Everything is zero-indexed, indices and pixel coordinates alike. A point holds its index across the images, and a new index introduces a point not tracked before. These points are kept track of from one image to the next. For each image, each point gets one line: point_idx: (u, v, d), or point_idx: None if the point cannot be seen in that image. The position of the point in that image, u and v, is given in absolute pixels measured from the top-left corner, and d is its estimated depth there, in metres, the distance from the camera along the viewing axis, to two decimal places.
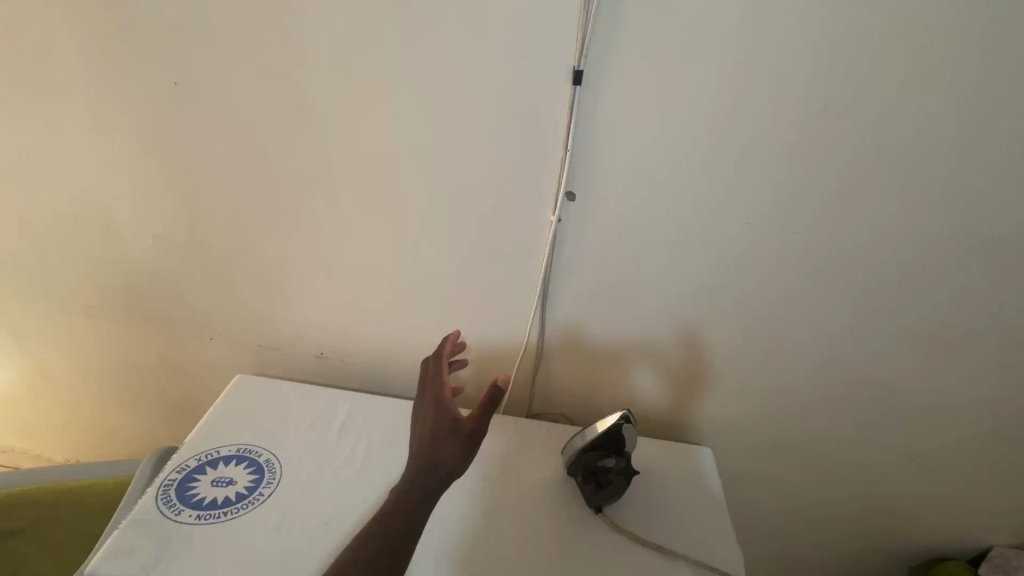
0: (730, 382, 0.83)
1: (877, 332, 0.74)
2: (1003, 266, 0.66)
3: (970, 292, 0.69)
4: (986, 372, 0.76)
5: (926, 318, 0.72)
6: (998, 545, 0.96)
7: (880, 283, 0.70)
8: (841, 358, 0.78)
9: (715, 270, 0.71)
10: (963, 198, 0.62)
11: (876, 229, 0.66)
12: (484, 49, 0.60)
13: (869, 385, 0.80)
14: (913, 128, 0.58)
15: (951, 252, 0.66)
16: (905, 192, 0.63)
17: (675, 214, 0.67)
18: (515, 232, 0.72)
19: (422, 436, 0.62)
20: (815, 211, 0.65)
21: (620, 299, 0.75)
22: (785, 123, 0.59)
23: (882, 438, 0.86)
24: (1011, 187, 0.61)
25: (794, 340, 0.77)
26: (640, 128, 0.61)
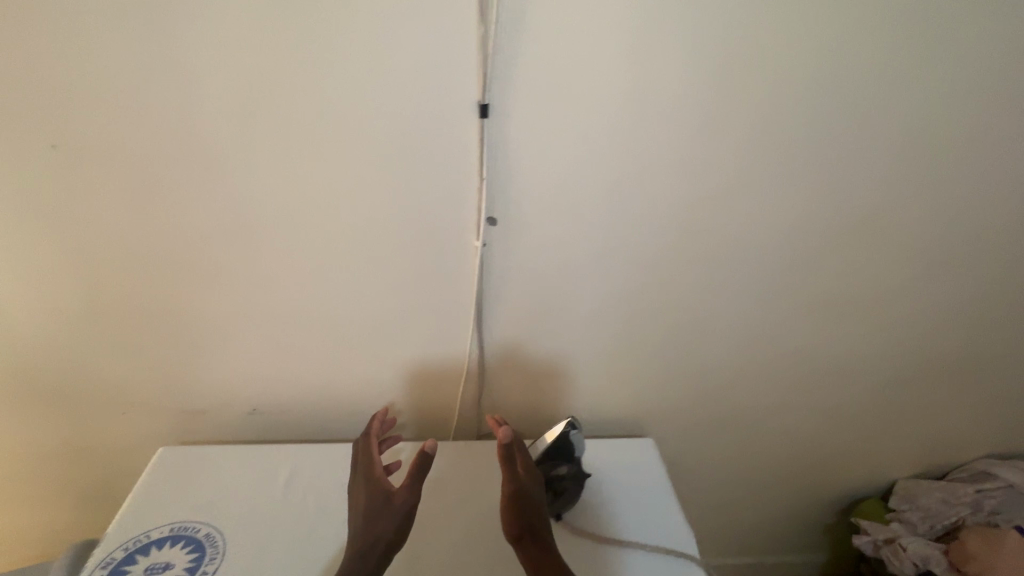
0: (663, 375, 0.88)
1: (779, 309, 0.83)
2: (870, 238, 0.77)
3: (849, 264, 0.80)
4: (869, 331, 0.88)
5: (816, 291, 0.82)
6: (901, 479, 1.10)
7: (778, 266, 0.78)
8: (755, 338, 0.86)
9: (637, 274, 0.76)
10: (834, 184, 0.72)
11: (764, 220, 0.74)
12: (390, 90, 0.61)
13: (779, 357, 0.89)
14: (779, 131, 0.67)
15: (830, 232, 0.76)
16: (787, 184, 0.71)
17: (594, 228, 0.71)
18: (442, 262, 0.72)
19: (359, 514, 0.64)
20: (712, 210, 0.72)
21: (552, 313, 0.78)
22: (674, 135, 0.66)
23: (797, 402, 0.96)
24: (868, 171, 0.71)
25: (713, 329, 0.84)
26: (548, 153, 0.65)
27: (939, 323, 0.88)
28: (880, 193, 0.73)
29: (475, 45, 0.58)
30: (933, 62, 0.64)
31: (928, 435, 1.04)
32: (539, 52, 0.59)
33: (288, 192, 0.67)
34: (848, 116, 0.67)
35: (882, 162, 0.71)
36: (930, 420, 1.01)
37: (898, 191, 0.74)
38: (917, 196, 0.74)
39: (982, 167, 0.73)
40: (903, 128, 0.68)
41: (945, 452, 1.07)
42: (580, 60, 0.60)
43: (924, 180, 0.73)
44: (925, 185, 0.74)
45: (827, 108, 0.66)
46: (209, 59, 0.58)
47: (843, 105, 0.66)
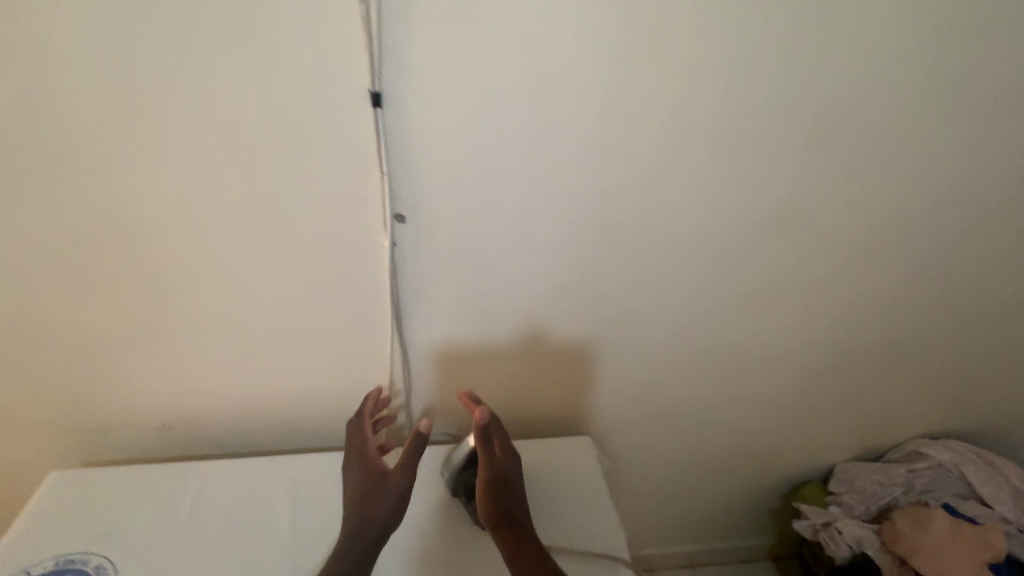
0: (598, 371, 0.86)
1: (711, 301, 0.82)
2: (797, 228, 0.76)
3: (778, 255, 0.79)
4: (801, 319, 0.87)
5: (746, 282, 0.81)
6: (840, 462, 1.11)
7: (706, 257, 0.77)
8: (689, 330, 0.85)
9: (563, 271, 0.73)
10: (758, 174, 0.70)
11: (689, 211, 0.72)
12: (271, 77, 0.55)
13: (714, 348, 0.88)
14: (695, 119, 0.64)
15: (757, 222, 0.75)
16: (709, 174, 0.69)
17: (513, 224, 0.68)
18: (352, 262, 0.68)
19: (353, 494, 0.65)
20: (633, 202, 0.69)
21: (476, 312, 0.75)
22: (585, 124, 0.63)
23: (734, 392, 0.96)
24: (792, 160, 0.70)
25: (644, 323, 0.82)
26: (452, 144, 0.61)
27: (870, 311, 0.89)
28: (805, 183, 0.72)
29: (359, 27, 0.53)
30: (847, 47, 0.62)
31: (863, 419, 1.05)
32: (430, 35, 0.54)
33: (174, 189, 0.61)
34: (769, 104, 0.65)
35: (806, 151, 0.69)
36: (864, 405, 1.03)
37: (824, 180, 0.72)
38: (842, 184, 0.73)
39: (905, 156, 0.72)
40: (825, 115, 0.67)
41: (881, 435, 1.09)
42: (476, 44, 0.56)
43: (849, 168, 0.72)
44: (850, 174, 0.72)
45: (746, 96, 0.64)
46: (55, 45, 0.52)
47: (762, 92, 0.64)
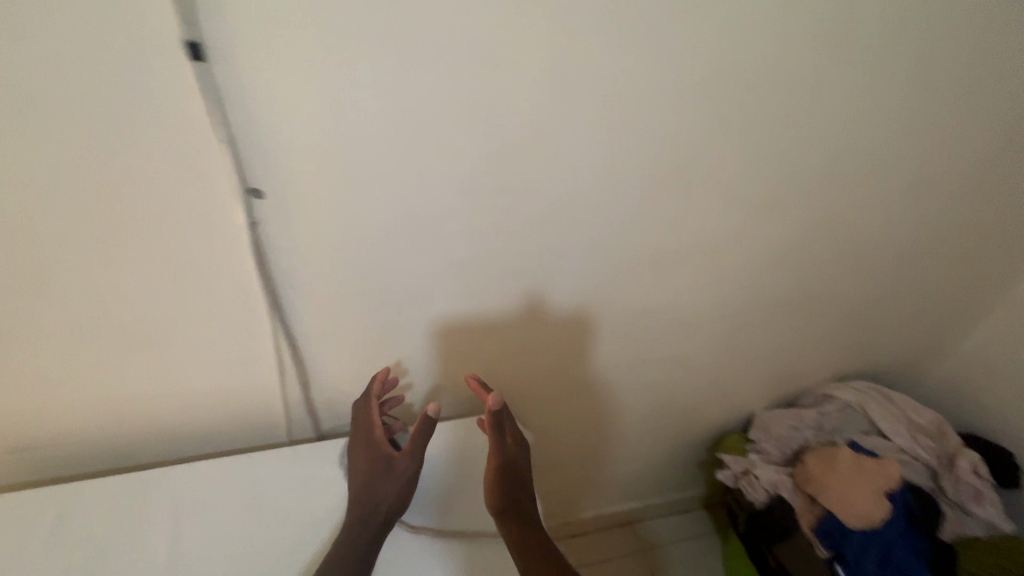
0: (511, 345, 0.83)
1: (619, 265, 0.80)
2: (700, 188, 0.74)
3: (682, 216, 0.77)
4: (710, 279, 0.87)
5: (653, 243, 0.79)
6: (758, 410, 1.16)
7: (609, 219, 0.74)
8: (600, 298, 0.83)
9: (460, 246, 0.69)
10: (657, 132, 0.67)
11: (584, 173, 0.68)
12: (49, 31, 0.44)
13: (627, 313, 0.87)
14: (578, 70, 0.59)
15: (659, 183, 0.72)
16: (605, 134, 0.65)
17: (398, 198, 0.62)
18: (210, 248, 0.60)
19: (360, 474, 0.69)
20: (524, 164, 0.65)
21: (366, 292, 0.69)
22: (456, 80, 0.56)
23: (652, 354, 0.95)
24: (692, 116, 0.66)
25: (553, 294, 0.79)
26: (303, 105, 0.53)
27: (778, 268, 0.89)
28: (705, 141, 0.69)
29: None
30: None
31: (776, 368, 1.09)
32: None
33: None
34: (664, 54, 0.60)
35: (706, 107, 0.66)
36: (776, 355, 1.06)
37: (724, 137, 0.70)
38: (744, 142, 0.71)
39: (804, 110, 0.70)
40: (723, 68, 0.63)
41: (793, 380, 1.13)
42: None
43: (751, 124, 0.69)
44: (751, 130, 0.70)
45: (638, 48, 0.59)
46: None
47: (656, 43, 0.59)
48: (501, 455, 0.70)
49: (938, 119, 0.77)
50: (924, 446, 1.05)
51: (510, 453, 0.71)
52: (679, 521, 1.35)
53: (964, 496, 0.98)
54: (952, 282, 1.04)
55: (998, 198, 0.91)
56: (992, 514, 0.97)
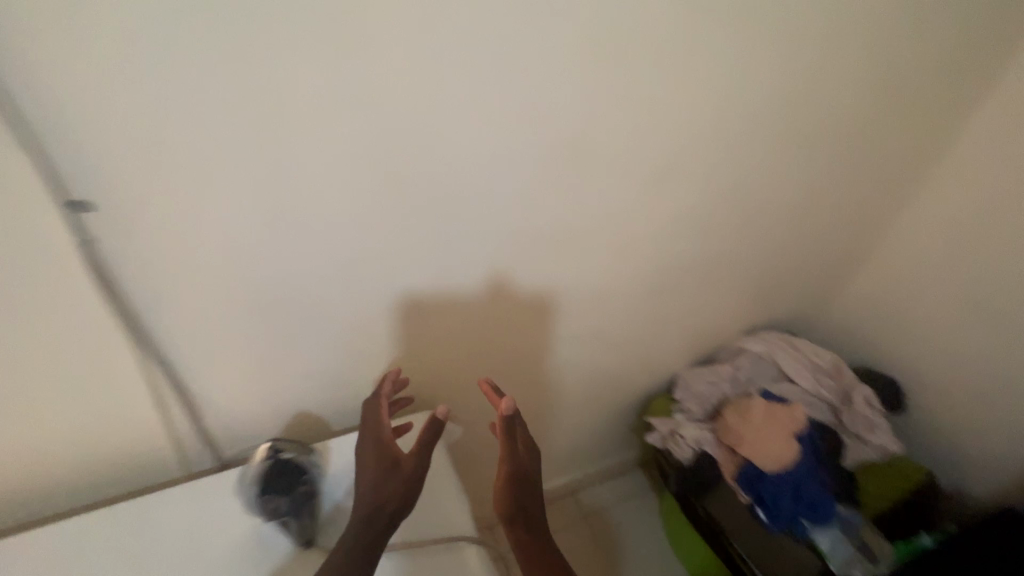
0: (427, 339, 0.79)
1: (530, 250, 0.76)
2: (604, 163, 0.72)
3: (589, 192, 0.75)
4: (621, 253, 0.87)
5: (562, 224, 0.76)
6: (680, 370, 1.21)
7: (514, 204, 0.70)
8: (518, 280, 0.80)
9: (353, 246, 0.63)
10: (553, 110, 0.63)
11: (480, 158, 0.63)
12: None
13: (543, 293, 0.85)
14: (454, 45, 0.53)
15: (562, 161, 0.69)
16: (498, 116, 0.60)
17: (271, 200, 0.55)
18: (35, 280, 0.50)
19: (366, 477, 0.65)
20: (410, 153, 0.58)
21: (247, 303, 0.62)
22: (311, 61, 0.48)
23: (573, 331, 0.95)
24: (585, 91, 0.63)
25: (465, 284, 0.75)
26: (121, 98, 0.44)
27: (687, 233, 0.91)
28: (603, 115, 0.67)
29: None
30: None
31: (691, 329, 1.13)
32: None
33: None
34: (547, 24, 0.56)
35: (600, 79, 0.63)
36: (690, 317, 1.10)
37: (621, 110, 0.67)
38: (641, 114, 0.69)
39: (696, 76, 0.69)
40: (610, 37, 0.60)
41: (708, 338, 1.19)
42: None
43: (645, 94, 0.67)
44: (647, 101, 0.68)
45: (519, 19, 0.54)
46: None
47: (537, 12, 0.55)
48: (513, 462, 0.68)
49: (817, 77, 0.79)
50: (826, 385, 1.15)
51: (522, 461, 0.69)
52: (618, 483, 1.40)
53: (860, 427, 1.09)
54: (841, 228, 1.12)
55: (875, 147, 0.98)
56: (883, 439, 1.08)
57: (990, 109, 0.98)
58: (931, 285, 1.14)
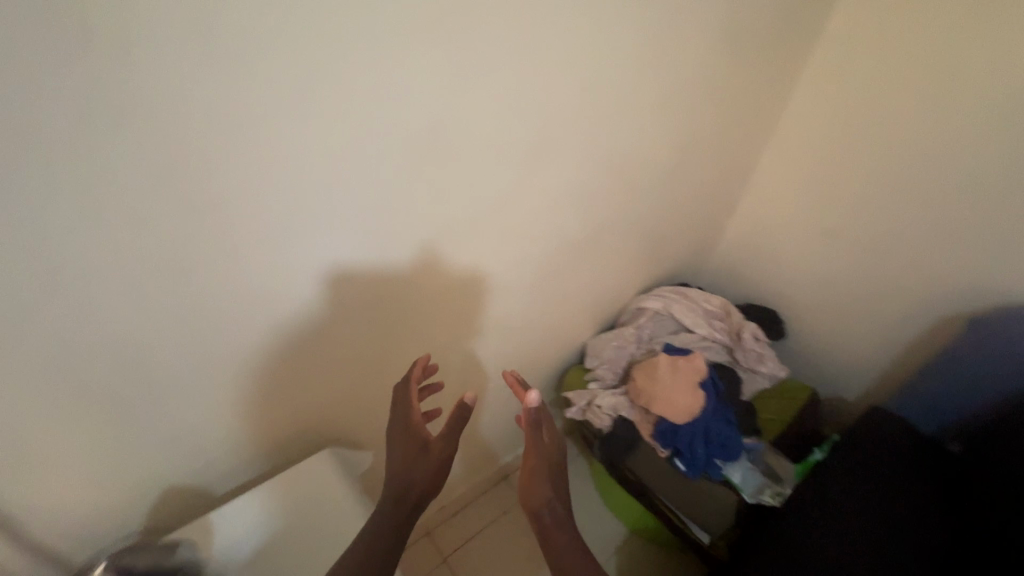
0: (317, 371, 0.72)
1: (407, 256, 0.70)
2: (475, 155, 0.68)
3: (467, 189, 0.70)
4: (508, 241, 0.83)
5: (437, 224, 0.70)
6: (587, 339, 1.24)
7: (375, 214, 0.63)
8: (407, 291, 0.74)
9: (191, 293, 0.53)
10: (406, 110, 0.57)
11: (325, 171, 0.55)
12: None
13: (434, 299, 0.80)
14: (257, 47, 0.45)
15: (430, 162, 0.64)
16: (342, 124, 0.53)
17: (53, 258, 0.44)
18: None
19: (395, 463, 0.64)
20: (232, 178, 0.50)
21: (58, 385, 0.50)
22: (61, 83, 0.38)
23: (473, 327, 0.92)
24: (440, 85, 0.58)
25: (347, 307, 0.68)
26: None
27: (575, 211, 0.91)
28: (464, 108, 0.62)
29: None
30: None
31: (590, 300, 1.15)
32: None
33: None
34: (382, 19, 0.50)
35: (455, 72, 0.58)
36: (586, 290, 1.11)
37: (483, 100, 0.64)
38: (505, 101, 0.66)
39: (556, 56, 0.67)
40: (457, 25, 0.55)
41: (607, 304, 1.22)
42: None
43: (506, 82, 0.64)
44: (508, 88, 0.65)
45: (346, 15, 0.48)
46: None
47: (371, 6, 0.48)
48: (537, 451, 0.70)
49: (664, 38, 0.80)
50: (718, 328, 1.23)
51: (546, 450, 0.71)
52: None
53: (751, 360, 1.18)
54: (712, 183, 1.20)
55: (727, 106, 1.04)
56: (771, 367, 1.19)
57: (816, 66, 1.11)
58: (791, 221, 1.26)
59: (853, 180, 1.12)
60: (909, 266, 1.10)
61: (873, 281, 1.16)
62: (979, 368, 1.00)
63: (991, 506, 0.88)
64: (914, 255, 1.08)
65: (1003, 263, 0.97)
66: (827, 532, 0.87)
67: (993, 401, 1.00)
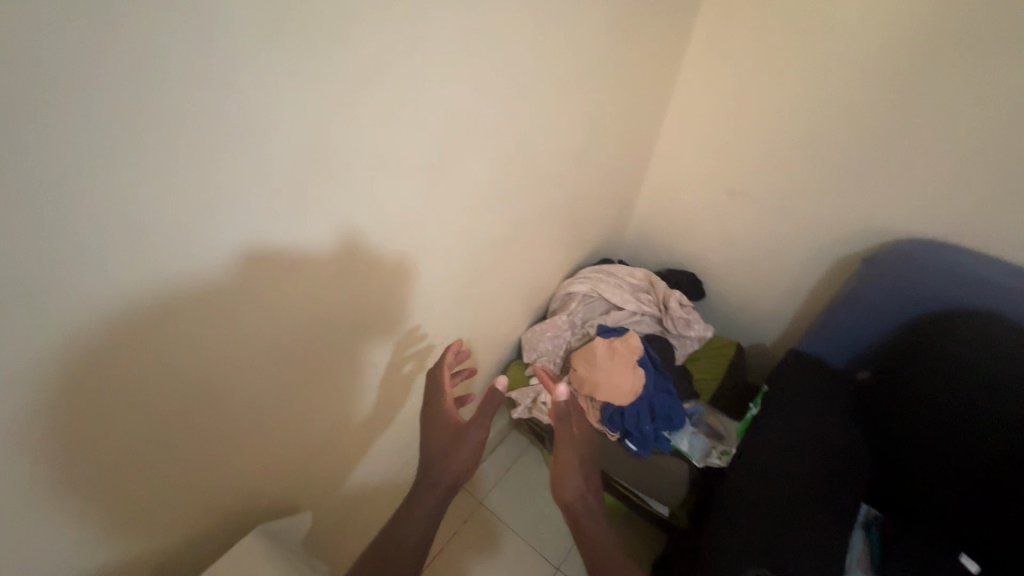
0: (233, 451, 0.61)
1: (312, 301, 0.61)
2: (376, 174, 0.60)
3: (370, 213, 0.62)
4: (425, 256, 0.76)
5: (339, 258, 0.61)
6: (521, 333, 1.21)
7: (263, 266, 0.52)
8: (320, 338, 0.65)
9: (29, 418, 0.39)
10: (282, 144, 0.48)
11: (189, 223, 0.43)
12: None
13: (353, 336, 0.71)
14: (55, 75, 0.32)
15: (325, 191, 0.55)
16: (203, 177, 0.43)
17: None
18: None
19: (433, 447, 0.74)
20: (50, 254, 0.36)
21: None
22: None
23: (403, 352, 0.84)
24: (314, 107, 0.49)
25: (255, 373, 0.58)
26: None
27: (490, 210, 0.86)
28: (351, 127, 0.54)
29: None
30: None
31: (517, 295, 1.12)
32: None
33: None
34: (224, 40, 0.39)
35: (334, 86, 0.50)
36: (513, 285, 1.08)
37: (371, 114, 0.55)
38: (397, 111, 0.58)
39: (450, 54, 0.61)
40: (330, 33, 0.47)
41: (536, 295, 1.19)
42: None
43: (394, 92, 0.57)
44: (399, 94, 0.57)
45: (177, 42, 0.36)
46: None
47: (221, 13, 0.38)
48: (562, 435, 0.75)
49: (553, 21, 0.76)
50: (644, 300, 1.24)
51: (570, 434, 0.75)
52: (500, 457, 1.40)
53: (680, 327, 1.20)
54: (620, 157, 1.21)
55: (623, 81, 1.04)
56: (699, 329, 1.21)
57: (702, 32, 1.15)
58: (697, 186, 1.30)
59: (748, 141, 1.17)
60: (805, 215, 1.17)
61: (775, 234, 1.23)
62: (874, 302, 1.09)
63: (899, 428, 1.01)
64: (808, 205, 1.15)
65: (884, 203, 1.06)
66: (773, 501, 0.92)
67: (890, 330, 1.11)
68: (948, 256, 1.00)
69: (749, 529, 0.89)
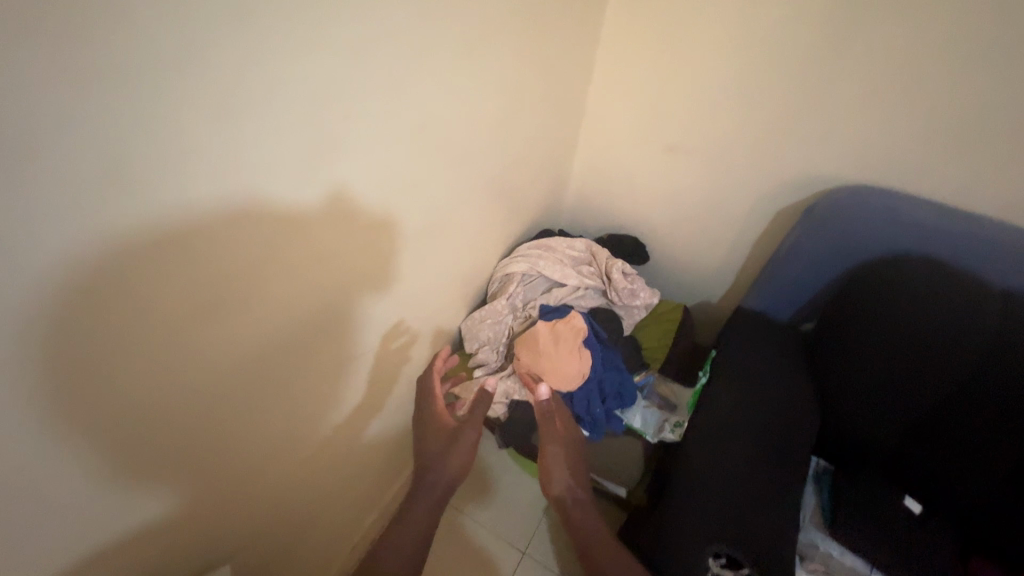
0: (113, 520, 0.50)
1: (194, 336, 0.50)
2: (236, 186, 0.47)
3: (236, 233, 0.49)
4: (336, 263, 0.66)
5: (223, 276, 0.50)
6: (461, 322, 1.13)
7: (109, 303, 0.41)
8: (201, 382, 0.53)
9: None
10: (25, 148, 0.32)
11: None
12: None
13: (263, 365, 0.61)
14: None
15: (179, 203, 0.43)
16: None
17: None
18: None
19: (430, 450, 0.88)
20: None
21: None
22: None
23: (330, 370, 0.75)
24: (73, 97, 0.33)
25: (82, 459, 0.44)
26: None
27: (407, 200, 0.74)
28: (161, 125, 0.39)
29: None
30: None
31: (453, 284, 1.03)
32: None
33: None
34: None
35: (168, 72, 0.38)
36: (446, 275, 0.99)
37: (201, 109, 0.41)
38: (246, 103, 0.45)
39: (315, 17, 0.48)
40: (99, 1, 0.32)
41: (473, 281, 1.11)
42: None
43: (229, 75, 0.42)
44: (242, 82, 0.44)
45: None
46: None
47: None
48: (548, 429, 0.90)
49: None
50: (586, 272, 1.18)
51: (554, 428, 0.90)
52: None
53: (625, 297, 1.15)
54: (549, 121, 1.10)
55: (544, 40, 0.93)
56: (644, 297, 1.17)
57: None
58: (634, 145, 1.22)
59: (682, 96, 1.10)
60: (746, 169, 1.12)
61: (716, 192, 1.18)
62: (816, 254, 1.07)
63: (844, 381, 1.00)
64: (747, 158, 1.10)
65: (820, 152, 1.03)
66: (738, 464, 0.91)
67: (832, 279, 1.09)
68: (889, 199, 0.97)
69: (705, 507, 0.87)
